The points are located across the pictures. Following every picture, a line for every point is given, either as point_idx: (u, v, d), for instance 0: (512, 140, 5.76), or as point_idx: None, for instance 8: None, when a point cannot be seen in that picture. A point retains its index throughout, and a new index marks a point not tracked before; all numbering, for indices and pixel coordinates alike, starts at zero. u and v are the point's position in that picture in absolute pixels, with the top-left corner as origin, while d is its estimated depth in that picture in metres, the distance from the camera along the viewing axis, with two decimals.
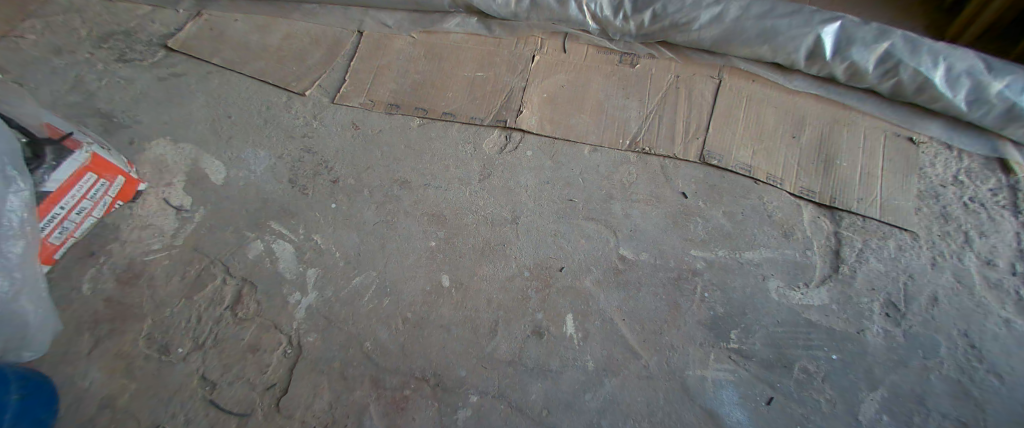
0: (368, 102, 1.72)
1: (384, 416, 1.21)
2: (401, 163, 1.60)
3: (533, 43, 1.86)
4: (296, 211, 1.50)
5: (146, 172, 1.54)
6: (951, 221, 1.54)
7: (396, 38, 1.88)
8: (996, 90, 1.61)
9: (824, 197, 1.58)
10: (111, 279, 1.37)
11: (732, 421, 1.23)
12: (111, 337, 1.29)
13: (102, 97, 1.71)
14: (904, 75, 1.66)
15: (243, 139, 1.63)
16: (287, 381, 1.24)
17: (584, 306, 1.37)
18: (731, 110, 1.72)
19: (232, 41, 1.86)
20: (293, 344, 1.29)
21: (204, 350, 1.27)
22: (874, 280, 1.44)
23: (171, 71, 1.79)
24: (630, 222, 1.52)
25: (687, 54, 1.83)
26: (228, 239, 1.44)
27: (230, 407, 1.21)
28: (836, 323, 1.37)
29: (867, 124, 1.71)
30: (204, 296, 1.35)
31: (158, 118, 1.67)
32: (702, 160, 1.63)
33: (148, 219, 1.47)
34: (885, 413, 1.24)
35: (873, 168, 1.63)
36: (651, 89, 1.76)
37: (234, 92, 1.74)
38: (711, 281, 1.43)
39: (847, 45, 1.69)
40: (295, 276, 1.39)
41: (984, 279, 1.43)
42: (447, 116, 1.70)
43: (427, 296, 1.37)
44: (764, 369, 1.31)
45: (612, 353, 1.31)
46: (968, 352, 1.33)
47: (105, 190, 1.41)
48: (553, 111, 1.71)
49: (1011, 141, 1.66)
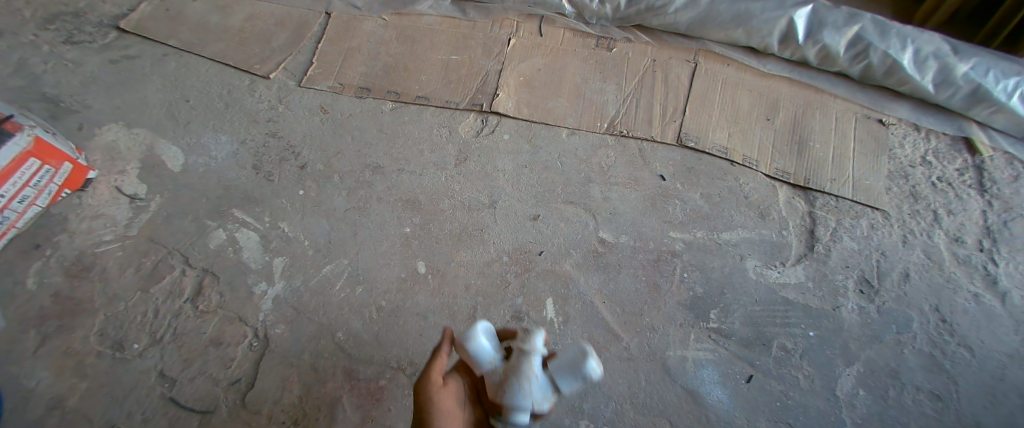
0: (337, 85, 1.65)
1: (358, 408, 1.16)
2: (373, 148, 1.54)
3: (509, 26, 1.82)
4: (261, 198, 1.42)
5: (96, 159, 1.44)
6: (920, 200, 1.57)
7: (365, 20, 1.80)
8: (961, 72, 1.65)
9: (798, 178, 1.59)
10: (59, 272, 1.27)
11: (712, 400, 1.23)
12: (59, 333, 1.20)
13: (48, 81, 1.59)
14: (873, 58, 1.69)
15: (203, 123, 1.55)
16: (252, 376, 1.18)
17: (564, 290, 1.35)
18: (707, 93, 1.72)
19: (192, 22, 1.76)
20: (260, 337, 1.23)
21: (162, 345, 1.20)
22: (848, 258, 1.46)
23: (125, 53, 1.68)
24: (608, 205, 1.50)
25: (663, 38, 1.83)
26: (188, 228, 1.36)
27: (192, 405, 1.14)
28: (812, 300, 1.39)
29: (838, 106, 1.73)
30: (161, 289, 1.27)
31: (110, 102, 1.56)
32: (679, 142, 1.63)
33: (99, 209, 1.37)
34: (862, 388, 1.26)
35: (845, 149, 1.65)
36: (627, 73, 1.75)
37: (194, 75, 1.65)
38: (690, 262, 1.43)
39: (818, 29, 1.71)
40: (260, 266, 1.32)
41: (953, 256, 1.47)
42: (421, 99, 1.65)
43: (403, 283, 1.32)
44: (743, 348, 1.31)
45: (594, 336, 1.29)
46: (939, 326, 1.36)
47: (50, 177, 1.31)
48: (530, 95, 1.68)
49: (975, 122, 1.69)
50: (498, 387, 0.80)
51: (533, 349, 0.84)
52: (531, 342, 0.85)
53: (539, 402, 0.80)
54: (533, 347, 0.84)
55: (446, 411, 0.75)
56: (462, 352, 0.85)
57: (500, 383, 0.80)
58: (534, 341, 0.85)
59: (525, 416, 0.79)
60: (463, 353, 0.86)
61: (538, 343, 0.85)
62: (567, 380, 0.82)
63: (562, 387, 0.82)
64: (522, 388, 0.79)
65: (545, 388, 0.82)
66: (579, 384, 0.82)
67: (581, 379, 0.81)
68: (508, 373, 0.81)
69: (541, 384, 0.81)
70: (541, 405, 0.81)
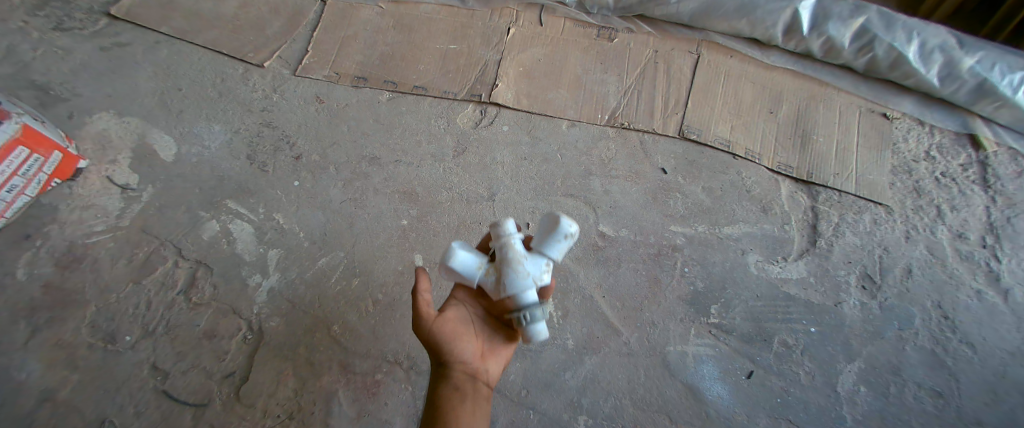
0: (333, 75, 1.62)
1: (354, 402, 1.15)
2: (369, 138, 1.51)
3: (509, 15, 1.79)
4: (256, 189, 1.40)
5: (87, 148, 1.41)
6: (924, 195, 1.54)
7: (362, 8, 1.77)
8: (966, 66, 1.62)
9: (801, 173, 1.57)
10: (49, 263, 1.25)
11: (712, 396, 1.23)
12: (50, 325, 1.18)
13: (38, 68, 1.56)
14: (878, 51, 1.66)
15: (197, 113, 1.52)
16: (246, 369, 1.16)
17: (563, 284, 1.34)
18: (710, 85, 1.69)
19: (184, 9, 1.73)
20: (254, 330, 1.21)
21: (154, 337, 1.18)
22: (850, 253, 1.44)
23: (116, 40, 1.64)
24: (609, 198, 1.48)
25: (666, 28, 1.79)
26: (181, 219, 1.34)
27: (186, 398, 1.13)
28: (813, 296, 1.37)
29: (842, 100, 1.71)
30: (153, 281, 1.25)
31: (101, 90, 1.53)
32: (681, 135, 1.60)
33: (90, 199, 1.34)
34: (862, 384, 1.26)
35: (848, 144, 1.63)
36: (629, 64, 1.72)
37: (187, 63, 1.62)
38: (691, 257, 1.41)
39: (823, 20, 1.68)
40: (254, 258, 1.30)
41: (956, 252, 1.45)
42: (419, 89, 1.62)
43: (399, 276, 1.30)
44: (744, 343, 1.30)
45: (593, 330, 1.29)
46: (942, 323, 1.35)
47: (39, 166, 1.28)
48: (530, 86, 1.65)
49: (980, 117, 1.66)
50: (496, 285, 0.86)
51: (509, 237, 0.88)
52: (503, 231, 0.89)
53: (539, 277, 0.86)
54: (508, 236, 0.88)
55: (453, 335, 0.86)
56: (448, 274, 0.90)
57: (496, 282, 0.86)
58: (506, 230, 0.89)
59: (531, 291, 0.84)
60: (450, 275, 0.90)
61: (513, 229, 0.90)
62: (552, 245, 0.88)
63: (551, 254, 0.88)
64: (518, 273, 0.84)
65: (537, 261, 0.88)
66: (566, 244, 0.89)
67: (565, 239, 0.88)
68: (499, 270, 0.86)
69: (532, 260, 0.87)
70: (543, 279, 0.87)
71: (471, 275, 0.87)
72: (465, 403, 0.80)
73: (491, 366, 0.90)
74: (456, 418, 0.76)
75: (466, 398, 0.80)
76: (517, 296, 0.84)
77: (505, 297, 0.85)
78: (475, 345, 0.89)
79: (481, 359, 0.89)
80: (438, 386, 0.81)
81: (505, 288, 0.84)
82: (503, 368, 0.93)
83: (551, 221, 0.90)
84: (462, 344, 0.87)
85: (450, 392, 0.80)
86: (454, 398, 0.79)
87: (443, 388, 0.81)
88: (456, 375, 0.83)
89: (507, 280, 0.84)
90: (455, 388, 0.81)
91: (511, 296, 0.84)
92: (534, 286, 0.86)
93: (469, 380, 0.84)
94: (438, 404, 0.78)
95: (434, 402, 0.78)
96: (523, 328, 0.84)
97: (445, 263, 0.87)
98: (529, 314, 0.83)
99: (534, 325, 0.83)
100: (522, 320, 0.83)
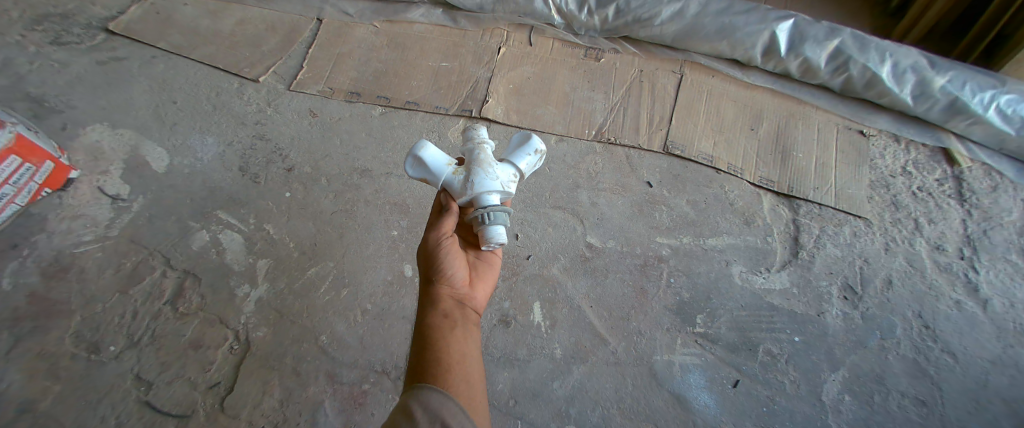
0: (326, 90, 1.66)
1: (340, 413, 1.14)
2: (361, 151, 1.53)
3: (499, 35, 1.85)
4: (247, 200, 1.41)
5: (79, 159, 1.41)
6: (902, 208, 1.59)
7: (356, 27, 1.82)
8: (938, 85, 1.69)
9: (782, 187, 1.62)
10: (35, 272, 1.24)
11: (699, 405, 1.24)
12: (33, 335, 1.17)
13: (33, 81, 1.57)
14: (853, 71, 1.73)
15: (190, 125, 1.54)
16: (231, 379, 1.16)
17: (551, 295, 1.36)
18: (693, 103, 1.75)
19: (182, 26, 1.77)
20: (240, 341, 1.21)
21: (139, 347, 1.18)
22: (831, 265, 1.47)
23: (113, 55, 1.67)
24: (596, 210, 1.51)
25: (651, 49, 1.86)
26: (171, 230, 1.34)
27: (169, 409, 1.12)
28: (796, 306, 1.40)
29: (819, 117, 1.77)
30: (141, 291, 1.25)
31: (95, 103, 1.55)
32: (666, 151, 1.65)
33: (79, 209, 1.34)
34: (847, 393, 1.28)
35: (827, 159, 1.69)
36: (615, 82, 1.78)
37: (183, 78, 1.64)
38: (677, 268, 1.44)
39: (800, 42, 1.76)
40: (243, 268, 1.30)
41: (935, 263, 1.49)
42: (411, 104, 1.65)
43: (388, 287, 1.31)
44: (730, 353, 1.32)
45: (580, 340, 1.30)
46: (922, 332, 1.37)
47: (30, 176, 1.28)
48: (519, 102, 1.70)
49: (953, 134, 1.73)
50: (462, 183, 0.93)
51: (482, 142, 0.97)
52: (476, 136, 0.98)
53: (505, 182, 0.94)
54: (481, 140, 0.97)
55: (441, 257, 0.89)
56: (414, 169, 0.94)
57: (463, 180, 0.93)
58: (479, 135, 0.98)
59: (491, 195, 0.92)
60: (416, 170, 0.94)
61: (485, 136, 0.99)
62: (523, 157, 0.97)
63: (519, 164, 0.96)
64: (486, 173, 0.92)
65: (506, 168, 0.95)
66: (534, 159, 0.98)
67: (533, 153, 0.97)
68: (467, 169, 0.94)
69: (500, 165, 0.95)
70: (508, 186, 0.94)
71: (440, 171, 0.93)
72: (456, 329, 0.81)
73: (477, 292, 0.92)
74: (446, 345, 0.77)
75: (456, 325, 0.81)
76: (481, 194, 0.92)
77: (471, 196, 0.92)
78: (461, 271, 0.91)
79: (468, 286, 0.91)
80: (427, 316, 0.82)
81: (471, 184, 0.91)
82: (490, 295, 0.95)
83: (522, 140, 1.01)
84: (450, 268, 0.89)
85: (439, 321, 0.81)
86: (443, 327, 0.80)
87: (431, 317, 0.82)
88: (442, 303, 0.85)
89: (475, 177, 0.92)
90: (444, 316, 0.83)
91: (476, 195, 0.92)
92: (500, 188, 0.93)
93: (457, 303, 0.86)
94: (427, 333, 0.79)
95: (425, 325, 0.81)
96: (483, 230, 0.91)
97: (415, 154, 0.92)
98: (490, 214, 0.90)
99: (493, 226, 0.90)
100: (484, 219, 0.90)
